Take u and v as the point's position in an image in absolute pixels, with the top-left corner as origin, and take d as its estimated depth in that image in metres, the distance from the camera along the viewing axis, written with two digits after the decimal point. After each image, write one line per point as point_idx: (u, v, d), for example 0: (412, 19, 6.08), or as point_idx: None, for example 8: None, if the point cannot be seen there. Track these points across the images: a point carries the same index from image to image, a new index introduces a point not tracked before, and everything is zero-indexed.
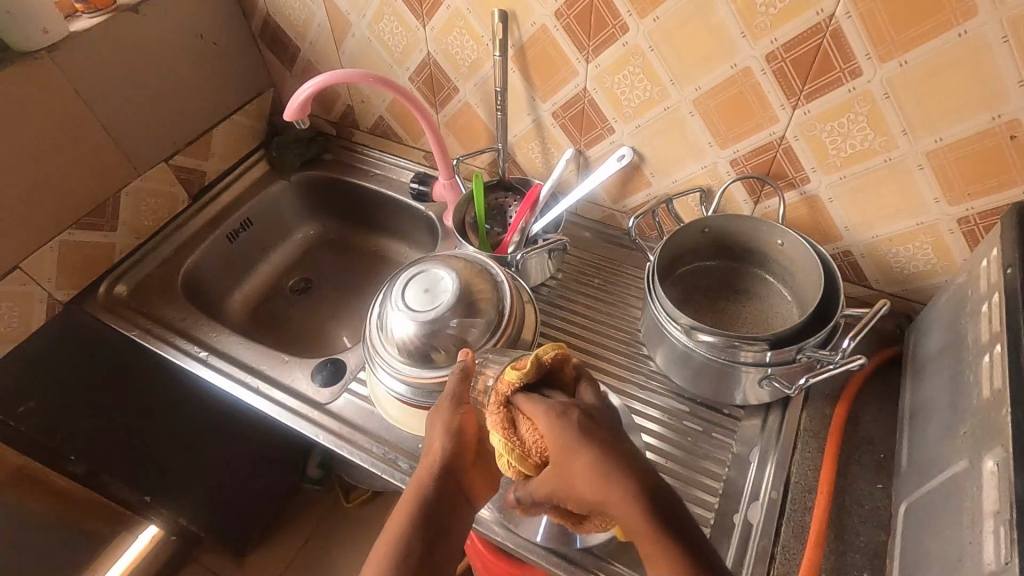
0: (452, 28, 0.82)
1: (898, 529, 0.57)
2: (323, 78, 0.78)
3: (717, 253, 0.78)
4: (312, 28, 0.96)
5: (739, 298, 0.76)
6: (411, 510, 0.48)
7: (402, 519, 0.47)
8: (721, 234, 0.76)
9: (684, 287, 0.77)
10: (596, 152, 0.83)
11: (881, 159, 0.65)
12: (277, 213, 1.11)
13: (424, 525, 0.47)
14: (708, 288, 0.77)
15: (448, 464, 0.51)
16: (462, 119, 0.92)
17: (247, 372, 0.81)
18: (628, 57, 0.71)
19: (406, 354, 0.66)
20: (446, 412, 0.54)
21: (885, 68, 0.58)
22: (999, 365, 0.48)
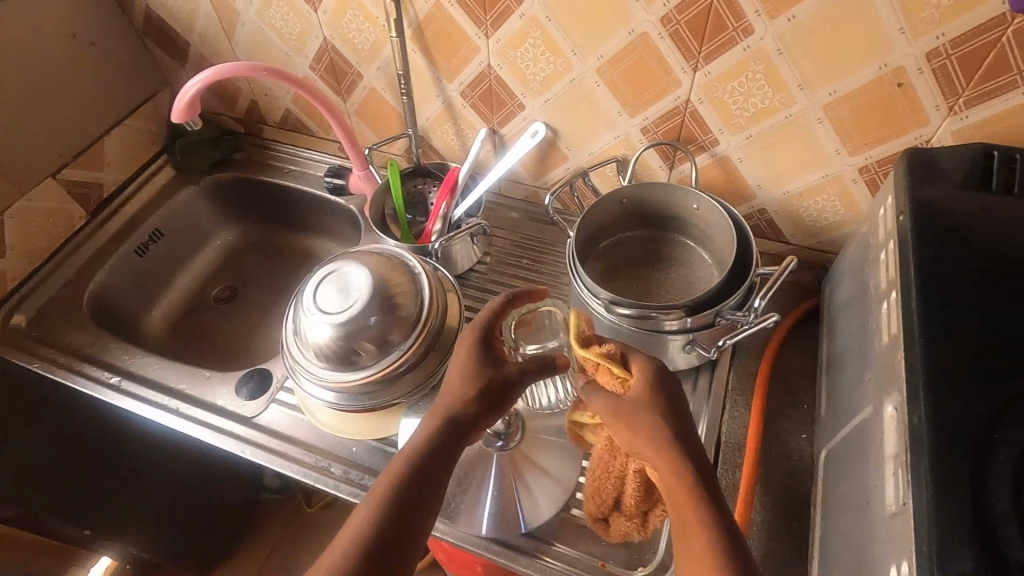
0: (345, 10, 0.77)
1: (820, 476, 0.58)
2: (211, 73, 0.73)
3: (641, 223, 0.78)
4: (198, 20, 0.89)
5: (662, 266, 0.76)
6: (414, 450, 0.48)
7: (402, 459, 0.48)
8: (641, 204, 0.75)
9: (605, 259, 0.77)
10: (510, 130, 0.81)
11: (783, 116, 0.65)
12: (189, 220, 1.05)
13: (423, 469, 0.47)
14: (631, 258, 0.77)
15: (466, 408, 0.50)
16: (371, 105, 0.88)
17: (167, 394, 0.77)
18: (527, 30, 0.69)
19: (327, 358, 0.64)
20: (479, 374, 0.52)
21: (775, 24, 0.58)
22: (896, 311, 0.49)
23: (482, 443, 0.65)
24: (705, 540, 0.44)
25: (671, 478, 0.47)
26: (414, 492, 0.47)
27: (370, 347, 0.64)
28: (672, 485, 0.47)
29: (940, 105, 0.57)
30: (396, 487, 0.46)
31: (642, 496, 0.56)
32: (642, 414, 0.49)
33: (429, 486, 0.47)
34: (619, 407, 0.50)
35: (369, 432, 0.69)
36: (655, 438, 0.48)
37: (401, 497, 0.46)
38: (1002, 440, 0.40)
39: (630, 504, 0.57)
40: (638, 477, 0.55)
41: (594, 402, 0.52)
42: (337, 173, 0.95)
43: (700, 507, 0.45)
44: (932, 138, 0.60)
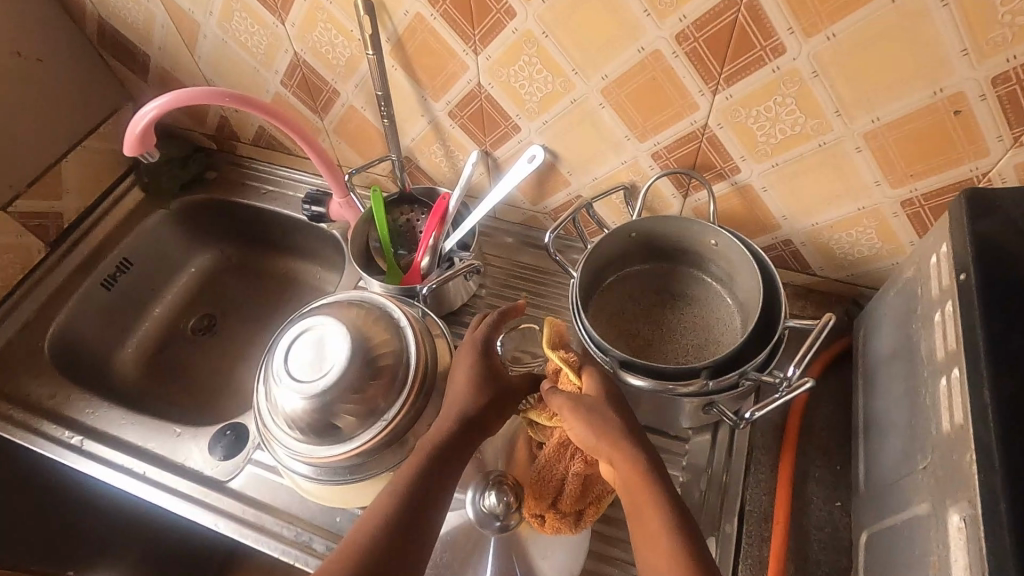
0: (315, 22, 0.68)
1: (860, 560, 0.52)
2: (169, 97, 0.65)
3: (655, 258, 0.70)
4: (155, 31, 0.80)
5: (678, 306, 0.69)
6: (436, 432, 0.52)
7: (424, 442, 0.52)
8: (656, 236, 0.68)
9: (613, 300, 0.69)
10: (504, 152, 0.73)
11: (816, 143, 0.57)
12: (160, 246, 0.97)
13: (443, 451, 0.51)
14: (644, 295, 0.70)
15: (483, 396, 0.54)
16: (350, 124, 0.80)
17: (133, 455, 0.70)
18: (521, 46, 0.60)
19: (302, 430, 0.57)
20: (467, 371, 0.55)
21: (811, 43, 0.50)
22: (959, 394, 0.42)
23: (476, 521, 0.59)
24: (663, 537, 0.44)
25: (630, 470, 0.47)
26: (419, 495, 0.48)
27: (353, 414, 0.57)
28: (628, 476, 0.47)
29: (1004, 136, 0.49)
30: (404, 493, 0.48)
31: (579, 494, 0.56)
32: (596, 408, 0.50)
33: (435, 491, 0.49)
34: (579, 408, 0.50)
35: (352, 502, 0.62)
36: (612, 435, 0.48)
37: (423, 476, 0.49)
38: None
39: (565, 503, 0.56)
40: (579, 478, 0.55)
41: (555, 406, 0.51)
42: (316, 199, 0.86)
43: (655, 492, 0.46)
44: (992, 171, 0.52)
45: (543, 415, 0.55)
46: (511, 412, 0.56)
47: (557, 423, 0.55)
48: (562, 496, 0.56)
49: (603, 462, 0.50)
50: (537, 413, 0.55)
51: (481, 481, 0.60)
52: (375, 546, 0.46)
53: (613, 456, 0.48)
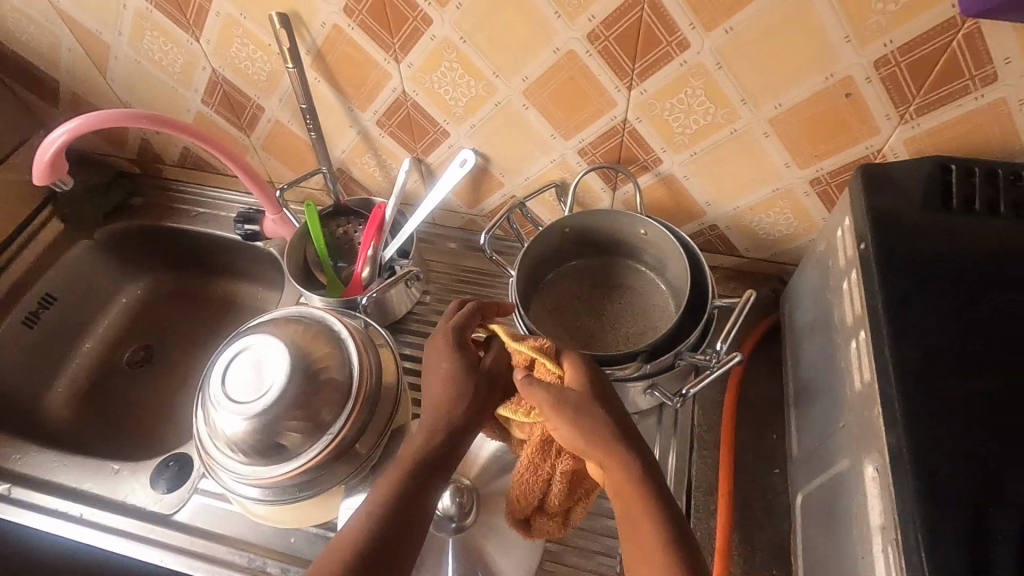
0: (230, 38, 0.67)
1: (798, 522, 0.55)
2: (76, 123, 0.62)
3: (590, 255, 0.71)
4: (62, 54, 0.77)
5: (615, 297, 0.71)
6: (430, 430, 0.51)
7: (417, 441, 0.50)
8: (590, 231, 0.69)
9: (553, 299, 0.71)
10: (436, 158, 0.73)
11: (727, 132, 0.60)
12: (86, 278, 0.93)
13: (436, 449, 0.50)
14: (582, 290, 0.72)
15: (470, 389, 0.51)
16: (278, 140, 0.78)
17: (68, 498, 0.67)
18: (440, 53, 0.61)
19: (246, 452, 0.56)
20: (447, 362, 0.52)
21: (712, 37, 0.52)
22: (866, 355, 0.45)
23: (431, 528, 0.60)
24: (659, 552, 0.42)
25: (622, 477, 0.45)
26: (406, 496, 0.47)
27: (297, 429, 0.56)
28: (624, 486, 0.45)
29: (891, 114, 0.53)
30: (392, 494, 0.47)
31: (567, 492, 0.53)
32: (588, 411, 0.47)
33: (425, 489, 0.48)
34: (562, 406, 0.47)
35: (305, 521, 0.61)
36: (606, 441, 0.46)
37: (417, 474, 0.48)
38: (997, 514, 0.36)
39: (554, 502, 0.53)
40: (566, 477, 0.52)
41: (535, 401, 0.48)
42: (249, 217, 0.83)
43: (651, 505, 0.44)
44: (885, 148, 0.56)
45: (521, 412, 0.52)
46: (491, 406, 0.52)
47: (537, 418, 0.51)
48: (548, 495, 0.53)
49: (591, 464, 0.48)
50: (513, 409, 0.52)
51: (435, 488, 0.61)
52: (361, 546, 0.44)
53: (606, 463, 0.46)
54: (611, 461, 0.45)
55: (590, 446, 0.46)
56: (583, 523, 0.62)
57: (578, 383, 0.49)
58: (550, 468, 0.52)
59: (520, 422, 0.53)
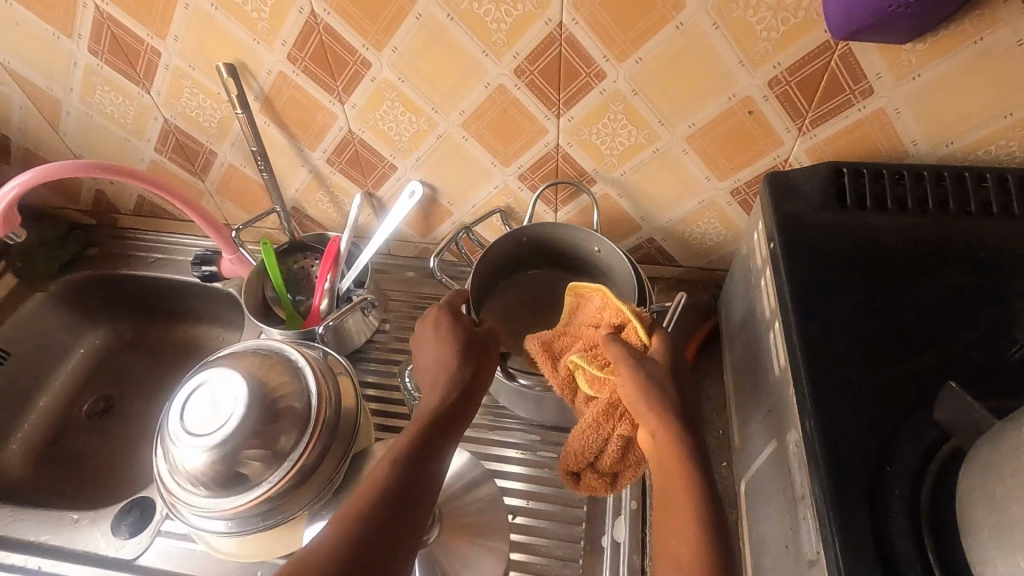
0: (180, 89, 0.70)
1: (744, 508, 0.58)
2: (31, 174, 0.64)
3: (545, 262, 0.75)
4: (13, 112, 0.78)
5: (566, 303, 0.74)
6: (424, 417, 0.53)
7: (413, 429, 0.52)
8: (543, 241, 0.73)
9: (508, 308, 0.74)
10: (387, 191, 0.77)
11: (651, 151, 0.65)
12: (41, 331, 0.92)
13: (430, 434, 0.51)
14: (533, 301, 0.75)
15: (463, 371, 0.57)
16: (232, 183, 0.81)
17: (25, 553, 0.66)
18: (381, 93, 0.65)
19: (208, 485, 0.56)
20: (439, 338, 0.60)
21: (625, 67, 0.58)
22: (781, 342, 0.49)
23: None
24: (688, 509, 0.46)
25: (663, 443, 0.50)
26: (407, 475, 0.48)
27: (257, 456, 0.57)
28: (662, 446, 0.50)
29: (791, 127, 0.59)
30: (392, 475, 0.47)
31: (618, 457, 0.57)
32: (658, 381, 0.52)
33: (425, 472, 0.49)
34: (638, 370, 0.52)
35: (273, 551, 0.61)
36: (664, 411, 0.50)
37: (412, 461, 0.49)
38: (894, 472, 0.40)
39: (605, 463, 0.58)
40: (622, 441, 0.56)
41: (614, 358, 0.54)
42: (206, 259, 0.86)
43: (688, 477, 0.48)
44: (790, 157, 0.62)
45: (597, 367, 0.56)
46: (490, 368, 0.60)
47: (608, 377, 0.56)
48: (603, 456, 0.57)
49: (642, 429, 0.53)
50: (589, 361, 0.57)
51: None
52: (365, 529, 0.44)
53: (654, 429, 0.51)
54: (657, 427, 0.50)
55: (644, 405, 0.51)
56: (547, 531, 0.64)
57: (661, 355, 0.54)
58: (606, 433, 0.56)
59: (593, 379, 0.57)
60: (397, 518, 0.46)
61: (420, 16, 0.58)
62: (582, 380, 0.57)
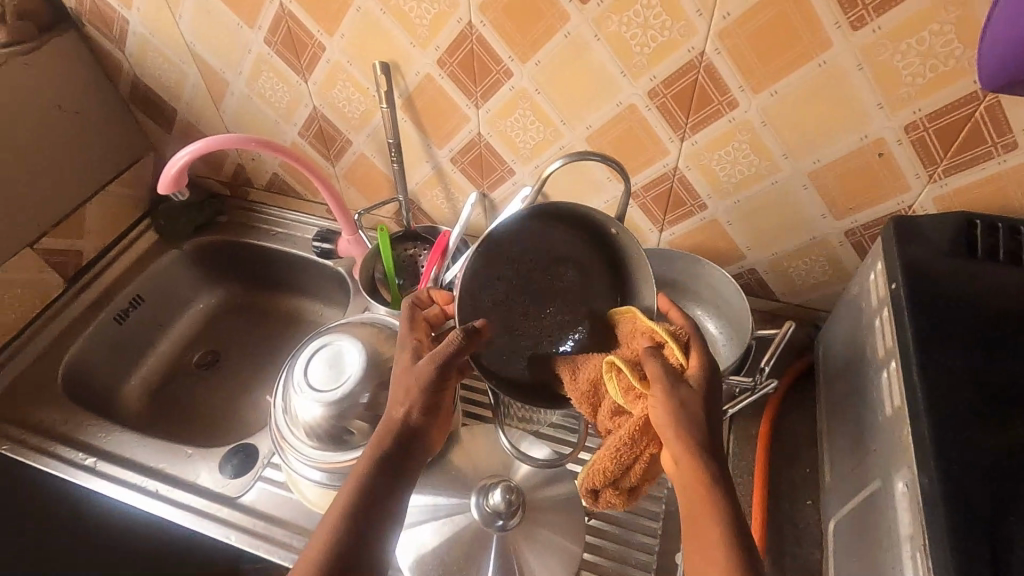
0: (335, 81, 0.78)
1: (830, 547, 0.57)
2: (199, 145, 0.72)
3: (546, 266, 0.56)
4: (185, 88, 0.89)
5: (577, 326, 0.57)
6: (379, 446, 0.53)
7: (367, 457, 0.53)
8: (584, 247, 0.57)
9: (511, 327, 0.56)
10: (500, 194, 0.82)
11: (769, 182, 0.67)
12: (171, 284, 1.03)
13: (391, 462, 0.53)
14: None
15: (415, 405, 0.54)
16: (360, 170, 0.88)
17: (145, 475, 0.73)
18: (516, 101, 0.70)
19: (316, 437, 0.62)
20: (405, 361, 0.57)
21: (758, 99, 0.60)
22: (897, 382, 0.49)
23: (479, 521, 0.62)
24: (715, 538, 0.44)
25: (694, 463, 0.46)
26: (379, 491, 0.51)
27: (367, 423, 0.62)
28: (690, 474, 0.46)
29: (921, 174, 0.59)
30: (354, 503, 0.50)
31: (641, 480, 0.52)
32: (691, 408, 0.47)
33: (386, 499, 0.51)
34: (672, 391, 0.48)
35: None
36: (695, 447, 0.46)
37: (371, 489, 0.51)
38: (1016, 523, 0.40)
39: (627, 485, 0.52)
40: (650, 463, 0.51)
41: (654, 376, 0.49)
42: (326, 237, 0.95)
43: (707, 488, 0.46)
44: (915, 204, 0.62)
45: (635, 378, 0.50)
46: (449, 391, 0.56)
47: (643, 395, 0.50)
48: (626, 478, 0.52)
49: (669, 455, 0.48)
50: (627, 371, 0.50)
51: (483, 486, 0.64)
52: (336, 552, 0.48)
53: (681, 456, 0.47)
54: (684, 459, 0.46)
55: (673, 429, 0.46)
56: (618, 537, 0.66)
57: (700, 380, 0.49)
58: (631, 457, 0.50)
59: (625, 394, 0.51)
60: (370, 530, 0.50)
61: (568, 34, 0.62)
62: (615, 389, 0.51)
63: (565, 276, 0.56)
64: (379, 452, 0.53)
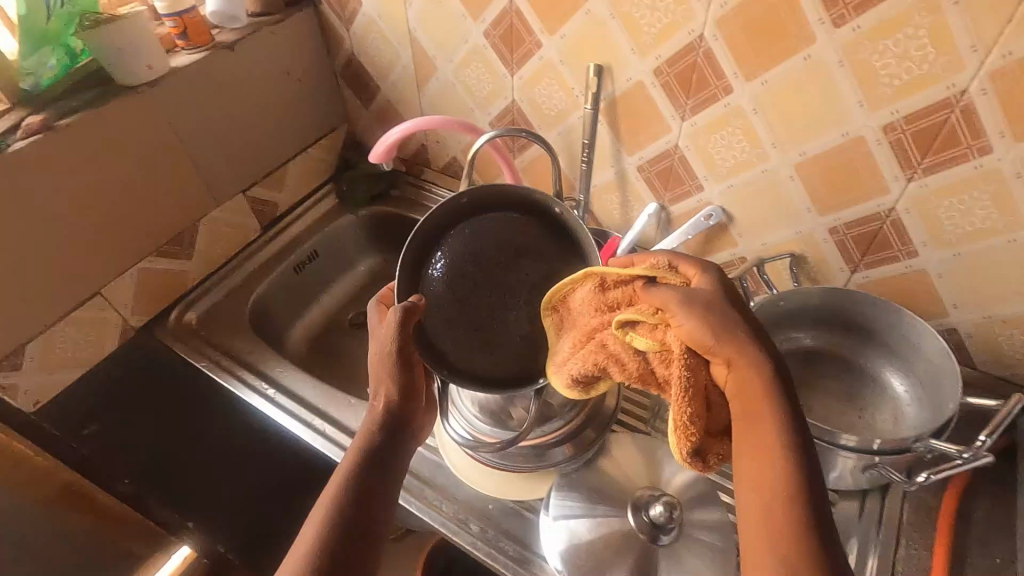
0: (542, 78, 0.80)
1: None
2: (412, 123, 0.78)
3: (506, 261, 0.61)
4: (395, 69, 0.96)
5: (523, 326, 0.61)
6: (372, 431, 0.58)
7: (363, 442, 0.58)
8: (526, 228, 0.62)
9: (452, 316, 0.61)
10: (681, 209, 0.81)
11: (1005, 240, 0.60)
12: (341, 245, 1.11)
13: (376, 454, 0.57)
14: (814, 358, 0.74)
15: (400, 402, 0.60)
16: (540, 166, 0.91)
17: (313, 413, 0.80)
18: (729, 118, 0.69)
19: (484, 410, 0.66)
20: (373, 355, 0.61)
21: (1020, 148, 0.55)
22: None
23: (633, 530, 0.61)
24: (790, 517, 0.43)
25: (769, 418, 0.47)
26: (362, 480, 0.55)
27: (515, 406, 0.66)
28: (745, 410, 0.48)
29: None
30: (343, 490, 0.53)
31: (717, 414, 0.51)
32: (730, 326, 0.49)
33: (380, 487, 0.55)
34: (692, 308, 0.49)
35: (511, 492, 0.69)
36: (761, 374, 0.48)
37: (358, 477, 0.55)
38: None
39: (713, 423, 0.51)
40: (720, 387, 0.51)
41: (663, 298, 0.50)
42: None
43: (800, 458, 0.46)
44: None
45: (646, 314, 0.51)
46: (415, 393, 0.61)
47: (663, 321, 0.51)
48: (706, 418, 0.51)
49: (720, 366, 0.50)
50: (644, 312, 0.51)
51: (641, 498, 0.63)
52: (332, 535, 0.50)
53: (739, 372, 0.49)
54: (755, 392, 0.48)
55: (712, 338, 0.49)
56: None
57: (707, 287, 0.52)
58: (696, 391, 0.50)
59: (648, 331, 0.51)
60: (364, 522, 0.52)
61: (809, 56, 0.60)
62: (639, 336, 0.51)
63: (529, 271, 0.61)
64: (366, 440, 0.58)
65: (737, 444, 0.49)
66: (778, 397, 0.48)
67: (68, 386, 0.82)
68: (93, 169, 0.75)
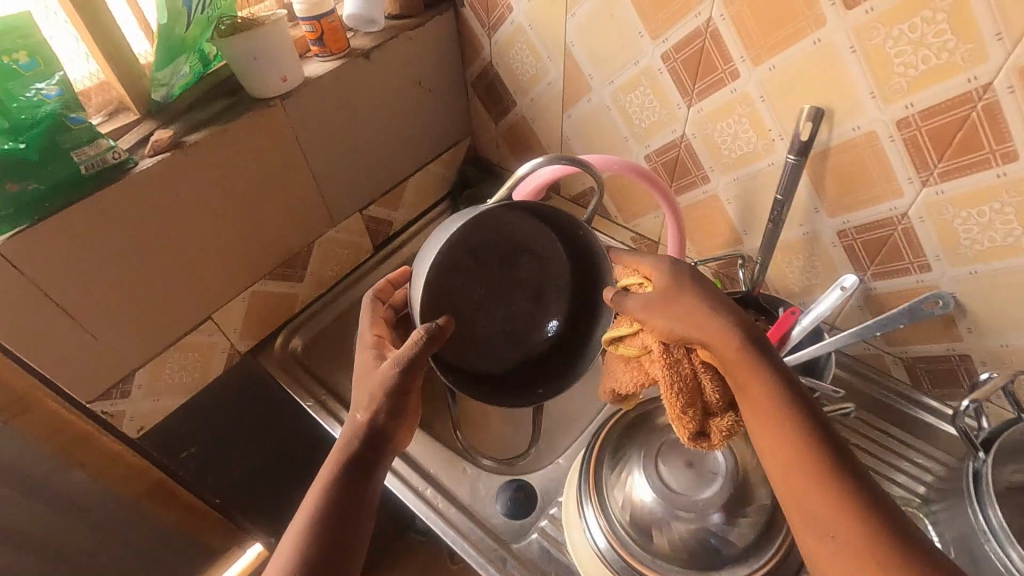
0: (729, 113, 0.66)
1: None
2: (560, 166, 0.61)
3: (502, 256, 0.60)
4: (539, 85, 0.84)
5: (552, 319, 0.63)
6: (348, 442, 0.55)
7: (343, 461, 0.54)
8: (547, 232, 0.59)
9: (482, 297, 0.60)
10: (889, 286, 0.65)
11: None
12: None
13: (350, 476, 0.54)
14: None
15: (378, 411, 0.54)
16: (702, 211, 0.77)
17: (424, 479, 0.71)
18: (999, 190, 0.52)
19: (632, 520, 0.55)
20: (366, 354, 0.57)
21: None
22: None
23: None
24: (834, 547, 0.44)
25: (766, 405, 0.49)
26: (340, 510, 0.52)
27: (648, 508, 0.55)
28: (764, 413, 0.49)
29: None
30: (322, 514, 0.51)
31: (722, 404, 0.53)
32: (711, 322, 0.50)
33: (347, 521, 0.52)
34: (652, 307, 0.51)
35: None
36: (770, 391, 0.49)
37: (333, 512, 0.52)
38: None
39: (711, 411, 0.53)
40: (711, 376, 0.52)
41: (633, 311, 0.52)
42: None
43: (827, 481, 0.46)
44: None
45: (623, 328, 0.56)
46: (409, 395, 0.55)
47: (636, 328, 0.54)
48: (708, 404, 0.53)
49: (701, 353, 0.51)
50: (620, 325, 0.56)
51: None
52: (300, 565, 0.49)
53: (738, 371, 0.49)
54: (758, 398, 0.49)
55: (695, 333, 0.50)
56: None
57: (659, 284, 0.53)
58: (687, 388, 0.52)
59: (626, 339, 0.55)
60: (343, 535, 0.51)
61: None
62: (625, 349, 0.56)
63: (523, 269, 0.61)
64: (349, 461, 0.54)
65: (761, 443, 0.49)
66: (783, 407, 0.48)
67: (171, 411, 0.78)
68: (216, 189, 0.68)
